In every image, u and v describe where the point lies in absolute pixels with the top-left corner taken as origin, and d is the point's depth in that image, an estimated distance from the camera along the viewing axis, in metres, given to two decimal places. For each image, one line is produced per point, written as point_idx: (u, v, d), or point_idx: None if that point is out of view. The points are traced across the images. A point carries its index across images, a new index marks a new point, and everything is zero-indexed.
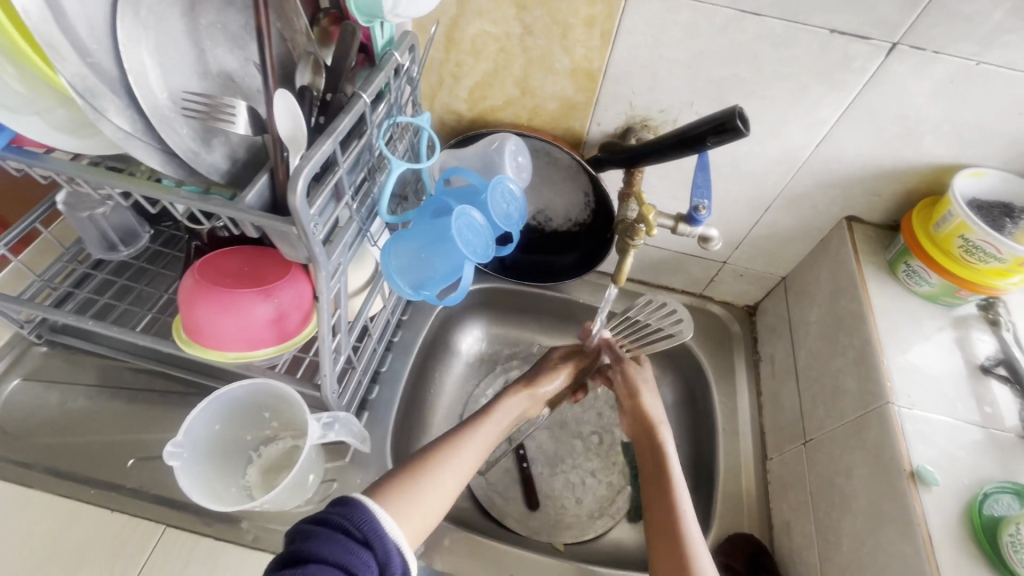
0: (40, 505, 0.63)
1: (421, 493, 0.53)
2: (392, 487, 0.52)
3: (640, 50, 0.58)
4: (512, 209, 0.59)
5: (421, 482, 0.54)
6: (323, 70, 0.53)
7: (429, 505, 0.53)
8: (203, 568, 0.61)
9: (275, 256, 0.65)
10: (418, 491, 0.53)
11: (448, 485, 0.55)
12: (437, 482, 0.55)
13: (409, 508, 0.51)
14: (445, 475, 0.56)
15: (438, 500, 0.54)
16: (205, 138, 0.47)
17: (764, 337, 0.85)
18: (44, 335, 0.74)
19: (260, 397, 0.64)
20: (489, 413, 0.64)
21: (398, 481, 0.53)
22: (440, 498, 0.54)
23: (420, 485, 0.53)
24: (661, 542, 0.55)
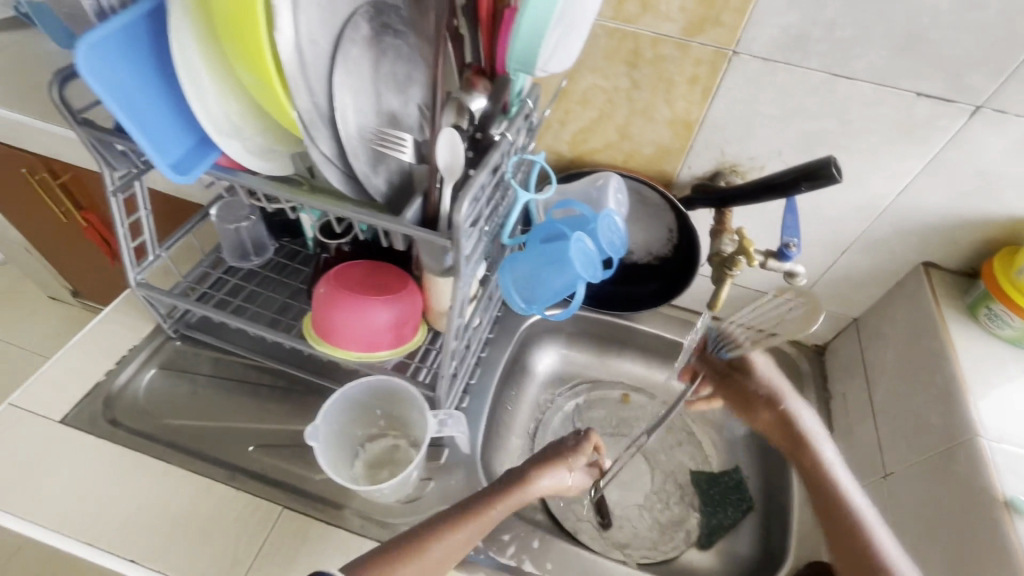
0: (175, 479, 0.70)
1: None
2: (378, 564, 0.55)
3: (737, 104, 0.66)
4: (615, 238, 0.66)
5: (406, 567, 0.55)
6: (466, 113, 0.59)
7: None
8: (316, 549, 0.66)
9: (393, 269, 0.74)
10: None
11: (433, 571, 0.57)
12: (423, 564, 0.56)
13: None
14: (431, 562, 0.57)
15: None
16: (376, 164, 0.56)
17: (834, 376, 0.88)
18: (180, 330, 0.84)
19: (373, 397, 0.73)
20: (497, 497, 0.63)
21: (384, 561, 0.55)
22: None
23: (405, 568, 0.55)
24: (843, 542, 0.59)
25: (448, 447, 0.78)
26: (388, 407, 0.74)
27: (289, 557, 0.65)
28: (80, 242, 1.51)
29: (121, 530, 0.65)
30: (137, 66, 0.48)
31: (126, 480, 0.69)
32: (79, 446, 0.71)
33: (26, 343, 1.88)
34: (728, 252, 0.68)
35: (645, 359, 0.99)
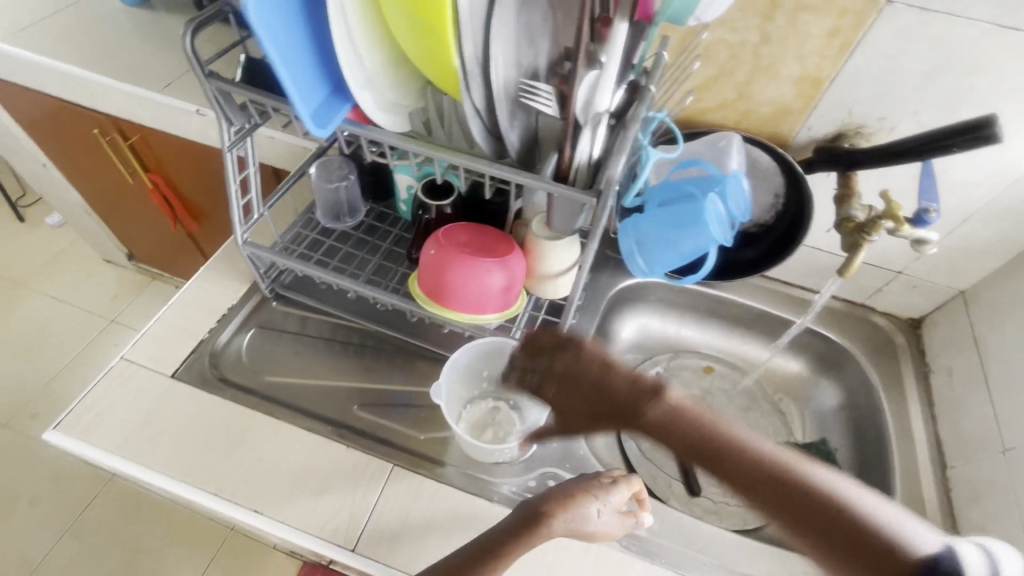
0: (288, 435, 0.71)
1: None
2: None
3: (877, 59, 0.62)
4: (741, 200, 0.63)
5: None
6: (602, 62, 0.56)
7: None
8: (429, 505, 0.68)
9: (498, 231, 0.72)
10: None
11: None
12: None
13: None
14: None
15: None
16: (513, 118, 0.54)
17: (933, 350, 0.86)
18: (276, 290, 0.85)
19: (476, 362, 0.76)
20: (523, 532, 0.58)
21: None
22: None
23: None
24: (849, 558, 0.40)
25: None
26: (495, 373, 0.77)
27: (405, 512, 0.67)
28: (143, 203, 1.52)
29: (242, 482, 0.67)
30: (287, 13, 0.48)
31: (241, 434, 0.71)
32: (193, 401, 0.73)
33: (83, 303, 1.93)
34: (861, 219, 0.65)
35: (729, 329, 0.98)
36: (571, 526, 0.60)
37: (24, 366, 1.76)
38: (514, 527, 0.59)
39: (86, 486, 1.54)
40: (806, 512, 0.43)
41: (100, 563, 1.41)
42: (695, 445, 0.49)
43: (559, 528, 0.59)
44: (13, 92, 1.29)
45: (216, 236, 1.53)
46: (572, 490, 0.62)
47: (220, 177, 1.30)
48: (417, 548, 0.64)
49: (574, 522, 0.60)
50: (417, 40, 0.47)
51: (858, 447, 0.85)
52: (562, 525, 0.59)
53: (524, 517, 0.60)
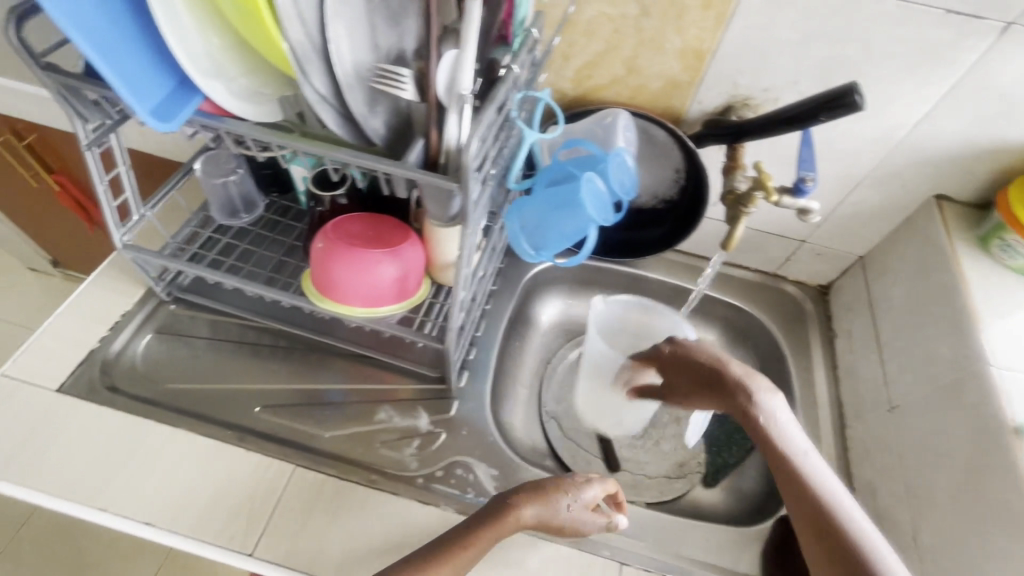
0: (183, 442, 0.69)
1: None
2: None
3: (752, 30, 0.62)
4: (626, 178, 0.63)
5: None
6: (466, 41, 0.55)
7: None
8: (332, 503, 0.66)
9: (393, 221, 0.70)
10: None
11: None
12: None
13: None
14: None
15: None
16: (372, 103, 0.52)
17: (839, 315, 0.88)
18: (174, 293, 0.81)
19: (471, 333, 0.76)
20: (487, 523, 0.58)
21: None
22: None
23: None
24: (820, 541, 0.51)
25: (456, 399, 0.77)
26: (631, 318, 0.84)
27: (304, 512, 0.65)
28: (52, 207, 1.43)
29: (132, 494, 0.64)
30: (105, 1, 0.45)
31: (133, 445, 0.68)
32: (79, 413, 0.69)
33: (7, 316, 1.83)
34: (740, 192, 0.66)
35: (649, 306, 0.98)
36: (548, 521, 0.61)
37: None
38: (481, 516, 0.59)
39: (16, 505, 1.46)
40: (817, 523, 0.52)
41: None
42: (777, 451, 0.57)
43: (530, 518, 0.59)
44: None
45: None
46: (546, 485, 0.62)
47: None
48: (316, 548, 0.63)
49: (545, 513, 0.60)
50: (246, 23, 0.44)
51: None
52: (525, 517, 0.59)
53: (493, 509, 0.60)
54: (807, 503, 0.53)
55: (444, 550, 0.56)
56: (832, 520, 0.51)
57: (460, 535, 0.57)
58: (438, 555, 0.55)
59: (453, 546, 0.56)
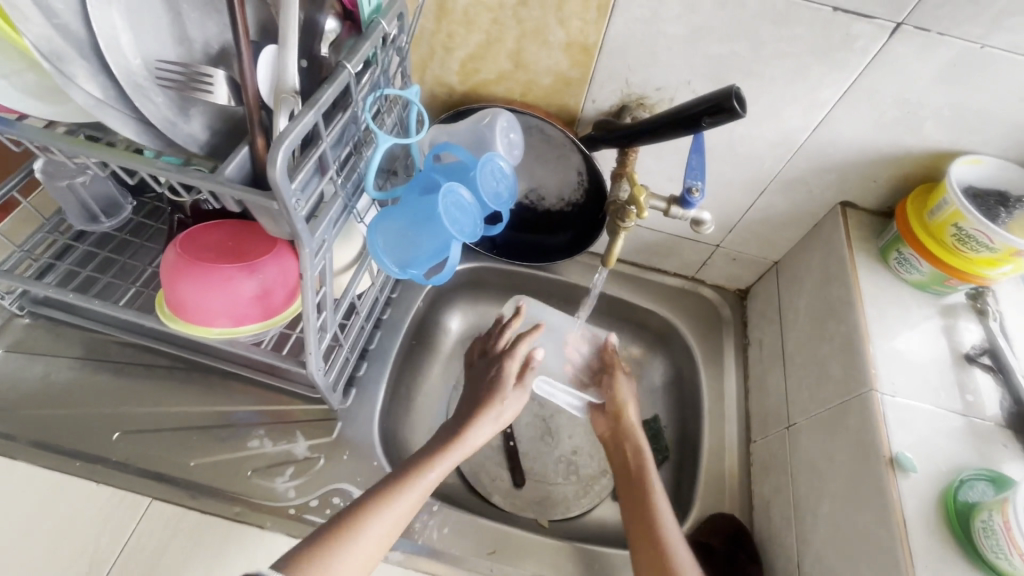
0: (25, 477, 0.62)
1: (344, 553, 0.52)
2: (315, 547, 0.51)
3: (637, 24, 0.57)
4: (502, 187, 0.58)
5: (342, 545, 0.52)
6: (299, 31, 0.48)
7: (353, 563, 0.52)
8: (188, 541, 0.61)
9: (257, 229, 0.63)
10: (340, 551, 0.51)
11: (374, 543, 0.54)
12: (371, 528, 0.54)
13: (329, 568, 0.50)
14: (372, 535, 0.54)
15: (356, 565, 0.52)
16: (182, 107, 0.45)
17: (753, 322, 0.85)
18: (26, 306, 0.73)
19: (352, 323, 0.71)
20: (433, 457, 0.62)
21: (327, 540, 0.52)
22: (359, 562, 0.53)
23: (343, 547, 0.52)
24: (647, 548, 0.59)
25: (341, 420, 0.72)
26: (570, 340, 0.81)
27: (154, 553, 0.60)
28: None
29: None
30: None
31: None
32: None
33: None
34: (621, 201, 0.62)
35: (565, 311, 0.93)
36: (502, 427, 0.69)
37: None
38: (423, 454, 0.62)
39: None
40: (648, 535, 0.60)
41: None
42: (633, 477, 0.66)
43: (468, 446, 0.65)
44: None
45: None
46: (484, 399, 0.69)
47: None
48: None
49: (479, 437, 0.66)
50: None
51: (680, 425, 0.83)
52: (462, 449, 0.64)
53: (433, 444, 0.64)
54: (635, 490, 0.65)
55: (394, 488, 0.58)
56: (649, 502, 0.63)
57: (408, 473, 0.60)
58: (390, 493, 0.57)
59: (402, 484, 0.58)
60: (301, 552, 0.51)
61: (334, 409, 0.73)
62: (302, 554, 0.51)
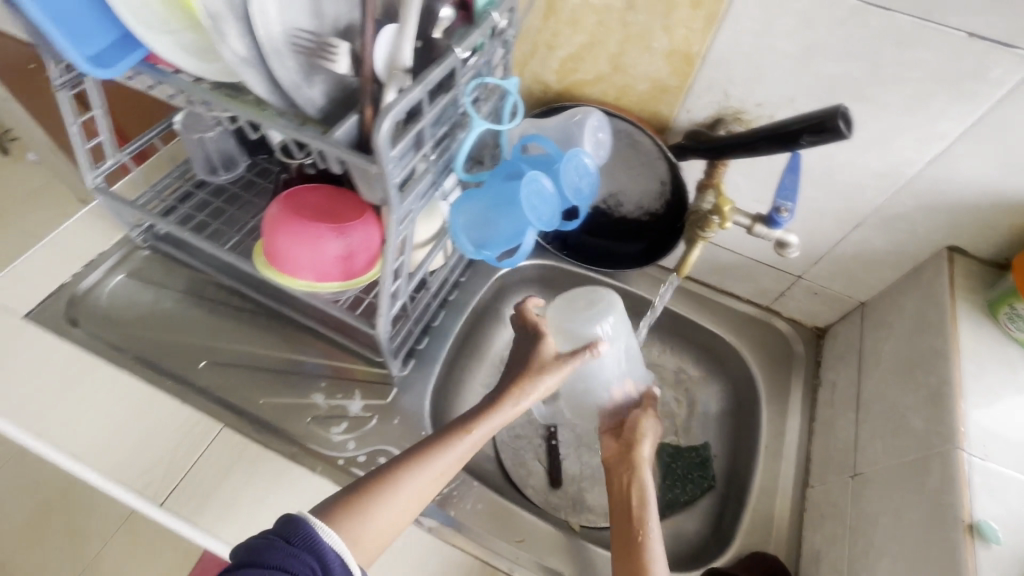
0: (128, 386, 0.71)
1: (381, 511, 0.53)
2: (348, 505, 0.52)
3: (745, 37, 0.56)
4: (583, 183, 0.59)
5: (378, 506, 0.53)
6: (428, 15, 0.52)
7: (389, 522, 0.53)
8: (249, 469, 0.66)
9: (351, 196, 0.68)
10: (375, 513, 0.52)
11: (407, 503, 0.55)
12: (409, 489, 0.55)
13: (362, 527, 0.51)
14: (413, 488, 0.55)
15: (393, 518, 0.53)
16: (307, 73, 0.50)
17: (827, 363, 0.80)
18: (149, 240, 0.83)
19: (418, 295, 0.75)
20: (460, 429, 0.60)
21: (361, 500, 0.52)
22: (397, 515, 0.54)
23: (380, 501, 0.53)
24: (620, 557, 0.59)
25: (396, 386, 0.76)
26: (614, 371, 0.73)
27: (219, 475, 0.65)
28: None
29: (71, 427, 0.67)
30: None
31: (79, 379, 0.71)
32: (42, 341, 0.72)
33: None
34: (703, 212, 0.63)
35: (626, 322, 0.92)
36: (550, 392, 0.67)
37: None
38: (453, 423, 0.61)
39: None
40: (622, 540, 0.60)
41: None
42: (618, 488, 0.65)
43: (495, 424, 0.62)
44: None
45: None
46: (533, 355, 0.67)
47: None
48: (224, 509, 0.63)
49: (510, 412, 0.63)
50: None
51: (732, 456, 0.79)
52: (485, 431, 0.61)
53: (464, 417, 0.62)
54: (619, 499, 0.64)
55: (428, 449, 0.58)
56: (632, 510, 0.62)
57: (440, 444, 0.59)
58: (423, 454, 0.57)
59: (434, 449, 0.58)
60: (336, 511, 0.52)
61: (391, 376, 0.76)
62: (339, 510, 0.52)
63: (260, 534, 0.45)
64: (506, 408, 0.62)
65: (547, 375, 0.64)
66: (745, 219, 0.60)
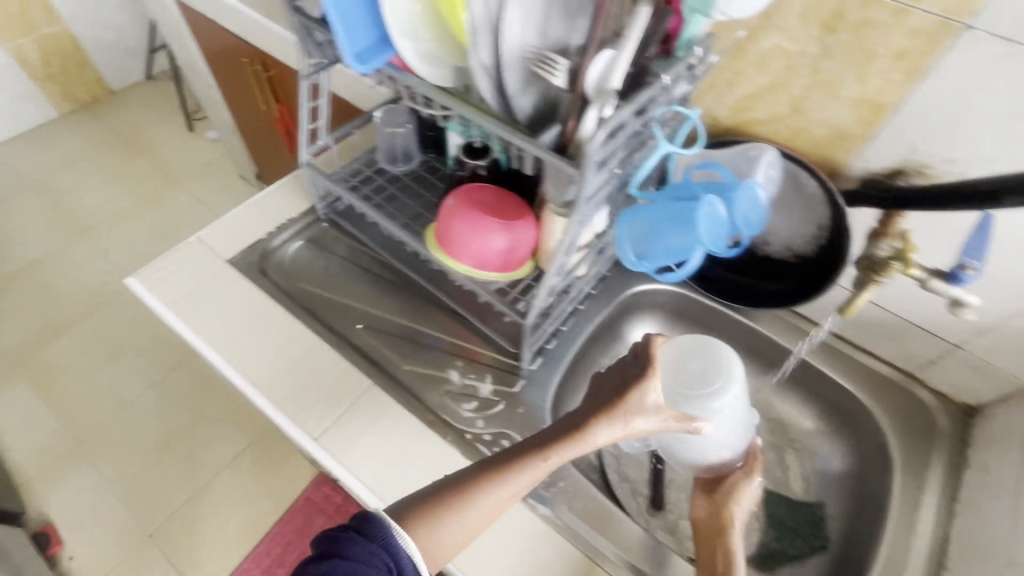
0: (299, 334, 0.82)
1: (449, 524, 0.54)
2: (420, 513, 0.55)
3: (946, 93, 0.56)
4: (752, 214, 0.61)
5: (445, 518, 0.54)
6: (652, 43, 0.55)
7: (456, 534, 0.55)
8: (389, 425, 0.74)
9: (517, 199, 0.76)
10: (443, 523, 0.54)
11: (476, 519, 0.55)
12: (479, 505, 0.55)
13: (431, 535, 0.54)
14: (484, 504, 0.55)
15: (463, 530, 0.55)
16: (526, 84, 0.57)
17: (978, 444, 0.74)
18: (329, 215, 0.95)
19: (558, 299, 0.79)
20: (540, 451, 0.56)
21: (430, 512, 0.54)
22: (467, 527, 0.55)
23: (449, 513, 0.55)
24: None
25: (523, 378, 0.80)
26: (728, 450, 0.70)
27: (365, 425, 0.73)
28: (272, 128, 1.78)
29: (252, 359, 0.78)
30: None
31: (262, 320, 0.82)
32: (238, 284, 0.86)
33: (215, 208, 2.30)
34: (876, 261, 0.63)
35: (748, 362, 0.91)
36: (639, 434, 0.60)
37: (163, 248, 2.16)
38: (533, 442, 0.57)
39: (174, 355, 1.88)
40: None
41: (171, 415, 1.75)
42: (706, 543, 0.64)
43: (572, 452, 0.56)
44: (204, 24, 1.60)
45: None
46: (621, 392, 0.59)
47: None
48: (366, 456, 0.71)
49: (593, 442, 0.57)
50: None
51: (852, 520, 0.76)
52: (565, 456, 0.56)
53: (546, 432, 0.58)
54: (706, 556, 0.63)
55: (503, 469, 0.56)
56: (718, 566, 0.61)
57: (512, 465, 0.56)
58: (496, 474, 0.56)
59: (508, 469, 0.56)
60: (410, 514, 0.55)
61: (520, 368, 0.81)
62: (412, 514, 0.55)
63: (342, 525, 0.51)
64: (584, 440, 0.56)
65: (639, 419, 0.58)
66: (923, 274, 0.60)
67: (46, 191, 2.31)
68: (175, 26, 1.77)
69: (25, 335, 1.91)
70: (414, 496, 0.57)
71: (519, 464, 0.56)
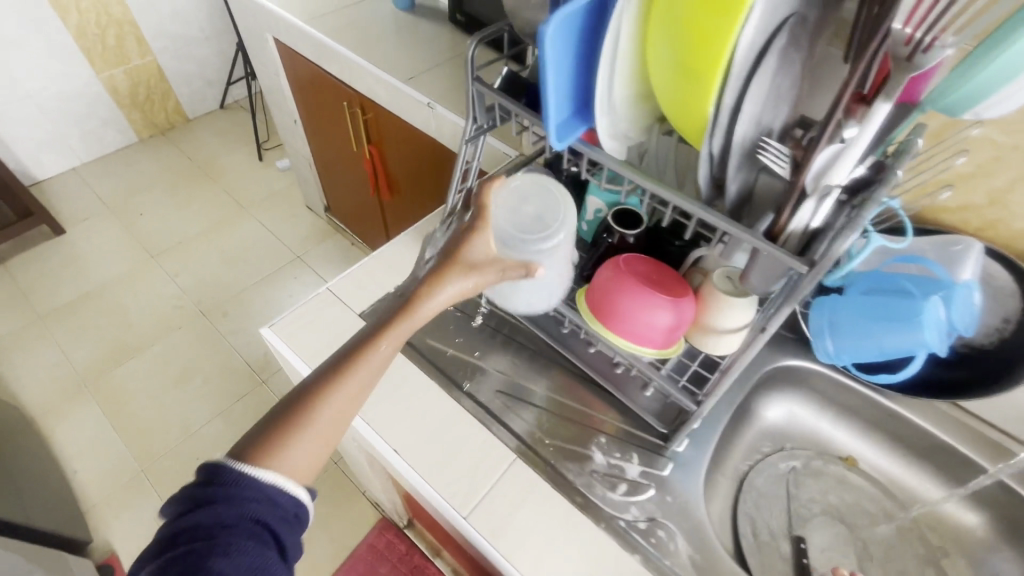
0: (437, 397, 0.80)
1: (299, 441, 0.50)
2: (266, 445, 0.49)
3: None
4: (967, 309, 0.58)
5: (300, 431, 0.50)
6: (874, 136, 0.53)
7: (310, 450, 0.50)
8: (539, 503, 0.70)
9: (674, 272, 0.73)
10: (296, 443, 0.50)
11: (326, 430, 0.51)
12: (323, 414, 0.51)
13: (289, 456, 0.49)
14: (328, 412, 0.51)
15: (314, 445, 0.51)
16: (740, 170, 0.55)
17: None
18: None
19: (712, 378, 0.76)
20: (381, 335, 0.54)
21: (269, 443, 0.49)
22: (319, 440, 0.51)
23: (298, 429, 0.50)
24: None
25: (670, 460, 0.76)
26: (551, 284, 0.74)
27: (516, 502, 0.70)
28: (357, 167, 1.82)
29: (393, 423, 0.77)
30: (582, 32, 0.54)
31: (401, 379, 0.81)
32: None
33: (283, 237, 2.33)
34: None
35: (896, 449, 0.87)
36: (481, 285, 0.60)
37: (232, 274, 2.19)
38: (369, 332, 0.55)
39: (242, 383, 1.88)
40: None
41: None
42: None
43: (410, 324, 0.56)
44: (303, 67, 1.65)
45: (401, 206, 1.75)
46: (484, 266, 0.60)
47: (424, 154, 1.47)
48: (520, 538, 0.68)
49: (426, 312, 0.57)
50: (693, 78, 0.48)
51: None
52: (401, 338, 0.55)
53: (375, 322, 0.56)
54: None
55: (336, 372, 0.52)
56: None
57: (346, 371, 0.53)
58: (335, 376, 0.52)
59: (337, 371, 0.52)
60: (253, 442, 0.49)
61: (666, 449, 0.77)
62: (261, 439, 0.49)
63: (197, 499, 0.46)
64: (451, 286, 0.57)
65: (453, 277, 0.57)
66: None
67: (123, 213, 2.38)
68: (271, 66, 1.83)
69: (96, 356, 1.93)
70: (262, 423, 0.51)
71: (346, 366, 0.53)
